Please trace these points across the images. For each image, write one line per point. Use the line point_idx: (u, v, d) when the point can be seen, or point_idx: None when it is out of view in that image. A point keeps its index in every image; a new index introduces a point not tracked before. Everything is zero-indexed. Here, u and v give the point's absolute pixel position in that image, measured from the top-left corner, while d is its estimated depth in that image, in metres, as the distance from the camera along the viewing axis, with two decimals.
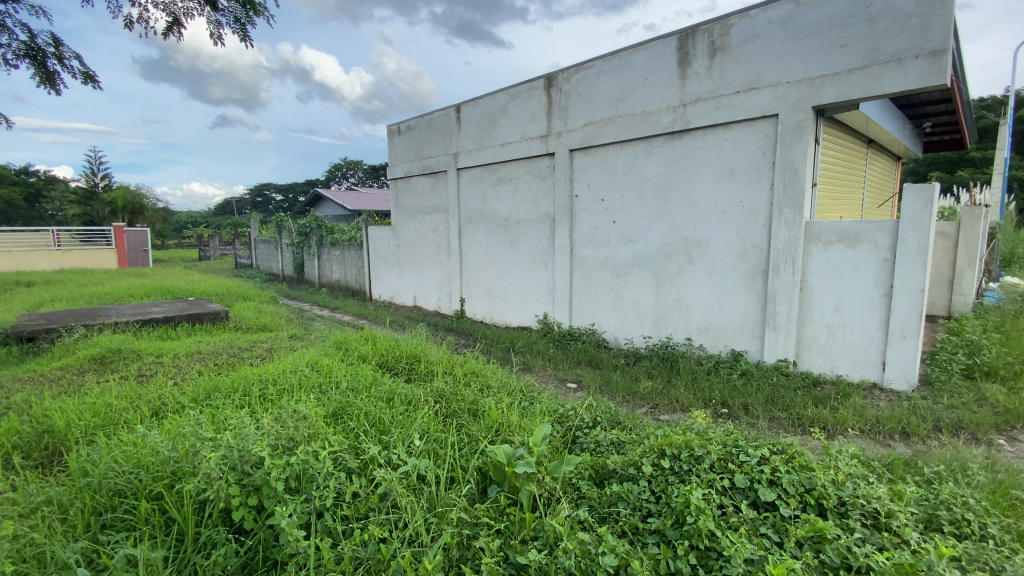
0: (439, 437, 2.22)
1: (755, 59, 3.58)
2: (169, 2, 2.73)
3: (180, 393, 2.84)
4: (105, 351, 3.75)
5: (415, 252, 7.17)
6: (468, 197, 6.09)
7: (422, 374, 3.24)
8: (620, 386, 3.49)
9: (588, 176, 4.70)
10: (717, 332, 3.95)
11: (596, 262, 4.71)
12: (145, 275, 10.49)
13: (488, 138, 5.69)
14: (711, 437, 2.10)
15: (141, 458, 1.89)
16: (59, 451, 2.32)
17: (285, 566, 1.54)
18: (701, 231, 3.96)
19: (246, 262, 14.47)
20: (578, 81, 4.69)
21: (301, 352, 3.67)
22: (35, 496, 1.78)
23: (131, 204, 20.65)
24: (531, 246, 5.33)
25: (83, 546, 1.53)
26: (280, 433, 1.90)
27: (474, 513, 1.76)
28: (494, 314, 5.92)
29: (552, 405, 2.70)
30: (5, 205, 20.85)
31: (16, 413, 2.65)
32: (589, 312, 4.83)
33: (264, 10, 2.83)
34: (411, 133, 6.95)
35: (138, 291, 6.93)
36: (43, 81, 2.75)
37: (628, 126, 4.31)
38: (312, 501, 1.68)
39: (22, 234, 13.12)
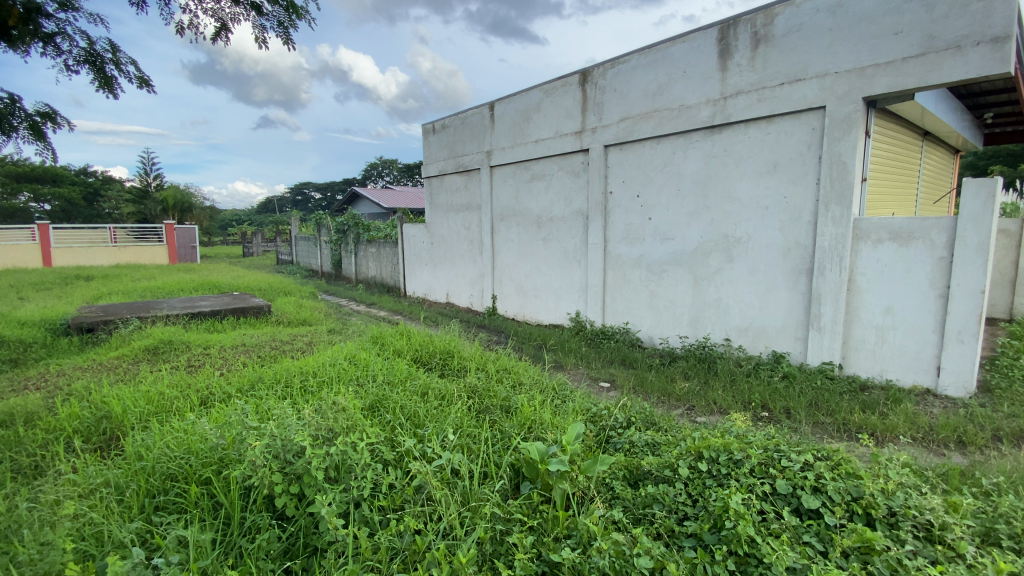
0: (472, 432, 2.24)
1: (800, 50, 3.44)
2: (217, 8, 2.83)
3: (226, 383, 2.98)
4: (158, 342, 3.96)
5: (448, 249, 7.24)
6: (501, 194, 6.10)
7: (455, 369, 3.27)
8: (655, 387, 3.43)
9: (623, 172, 4.63)
10: (758, 332, 3.83)
11: (631, 259, 4.63)
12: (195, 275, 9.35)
13: (522, 135, 5.67)
14: (752, 441, 2.04)
15: (191, 445, 1.99)
16: (116, 436, 2.45)
17: (325, 553, 1.58)
18: (742, 229, 3.84)
19: (287, 259, 15.01)
20: (614, 75, 4.62)
21: (339, 346, 3.78)
22: (95, 478, 1.89)
23: (182, 203, 21.75)
24: (563, 244, 5.30)
25: (138, 527, 1.61)
26: (322, 423, 1.96)
27: (507, 509, 1.76)
28: (525, 312, 5.92)
29: (584, 404, 2.67)
30: (67, 204, 22.24)
31: (78, 399, 2.82)
32: (623, 311, 4.76)
33: (306, 13, 2.90)
34: (446, 131, 7.02)
35: (186, 286, 7.28)
36: (103, 85, 2.88)
37: (665, 121, 4.22)
38: (351, 491, 1.72)
39: (82, 230, 13.96)
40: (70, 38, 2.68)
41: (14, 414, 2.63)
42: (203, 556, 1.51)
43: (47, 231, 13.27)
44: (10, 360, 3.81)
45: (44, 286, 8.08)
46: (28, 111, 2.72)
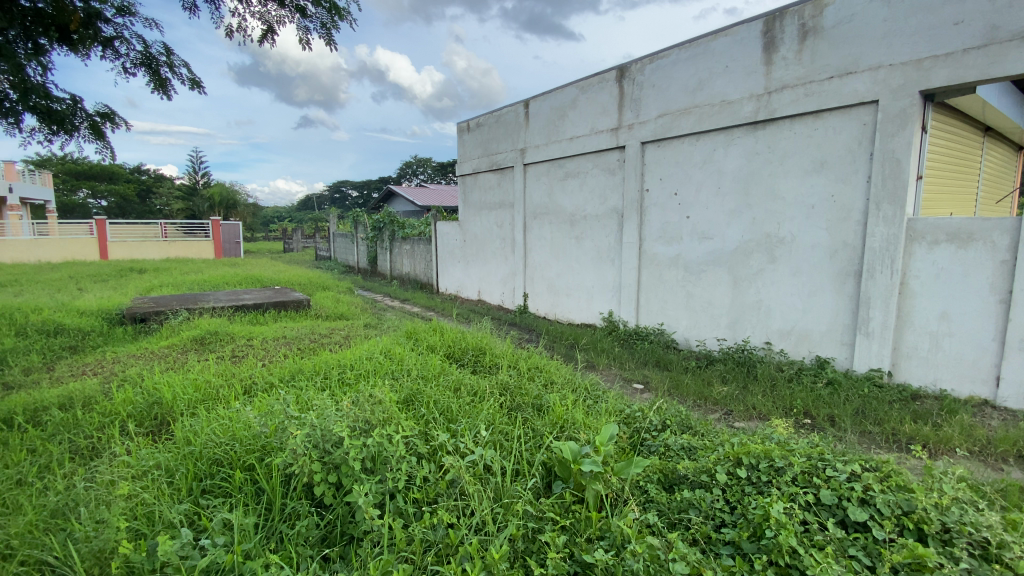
0: (504, 429, 2.24)
1: (852, 42, 3.29)
2: (264, 11, 2.92)
3: (268, 373, 3.08)
4: (204, 333, 4.14)
5: (481, 247, 7.27)
6: (534, 192, 6.08)
7: (487, 366, 3.29)
8: (690, 390, 3.35)
9: (661, 169, 4.54)
10: (801, 336, 3.69)
11: (667, 258, 4.54)
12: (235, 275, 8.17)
13: (556, 132, 5.64)
14: (794, 449, 1.96)
15: (236, 432, 2.07)
16: (166, 421, 2.57)
17: (361, 542, 1.61)
18: (786, 228, 3.70)
19: (325, 255, 15.45)
20: (653, 71, 4.54)
21: (375, 340, 3.85)
22: (146, 460, 1.99)
23: (228, 200, 22.68)
24: (597, 242, 5.24)
25: (186, 509, 1.68)
26: (359, 415, 2.01)
27: (539, 507, 1.76)
28: (557, 311, 5.89)
29: (618, 405, 2.63)
30: (122, 201, 23.55)
31: (131, 385, 2.98)
32: (658, 311, 4.67)
33: (348, 14, 2.96)
34: (480, 129, 7.05)
35: (230, 279, 7.59)
36: (158, 88, 3.02)
37: (705, 117, 4.11)
38: (386, 482, 1.75)
39: (137, 225, 14.74)
40: (127, 42, 2.82)
41: (74, 398, 2.80)
42: (247, 539, 1.56)
43: (105, 227, 14.10)
44: (71, 347, 4.05)
45: (102, 278, 8.59)
46: (89, 111, 2.88)
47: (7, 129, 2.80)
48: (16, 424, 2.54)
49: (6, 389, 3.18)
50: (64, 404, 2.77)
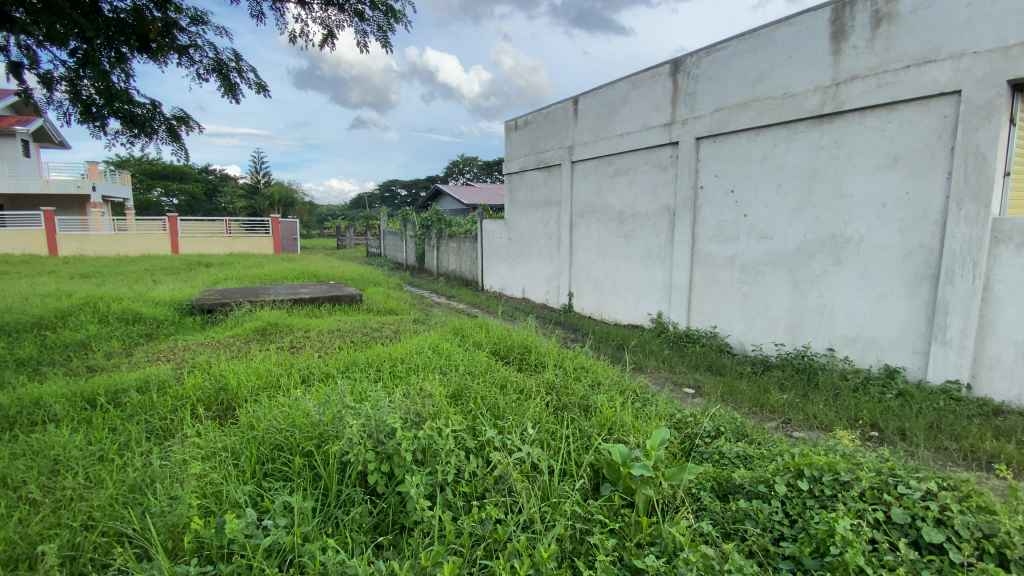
0: (551, 428, 2.23)
1: (931, 28, 3.06)
2: (325, 16, 3.04)
3: (324, 364, 3.22)
4: (266, 324, 4.36)
5: (527, 245, 7.27)
6: (582, 190, 6.02)
7: (532, 364, 3.28)
8: (745, 396, 3.22)
9: (716, 165, 4.38)
10: (867, 343, 3.47)
11: (721, 258, 4.38)
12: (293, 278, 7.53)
13: (606, 128, 5.56)
14: (862, 463, 1.85)
15: (295, 420, 2.17)
16: (232, 406, 2.73)
17: (411, 532, 1.65)
18: (853, 228, 3.49)
19: (375, 252, 15.94)
20: (709, 63, 4.38)
21: (424, 335, 3.93)
22: (214, 443, 2.12)
23: (286, 199, 23.81)
24: (646, 241, 5.13)
25: (250, 490, 1.78)
26: (411, 407, 2.06)
27: (588, 508, 1.73)
28: (603, 311, 5.81)
29: (668, 409, 2.56)
30: (191, 200, 25.20)
31: (200, 371, 3.19)
32: (710, 314, 4.52)
33: (403, 16, 3.03)
34: (528, 127, 7.05)
35: (288, 274, 7.96)
36: (227, 91, 3.20)
37: (766, 111, 3.94)
38: (436, 474, 1.78)
39: (204, 222, 15.71)
40: (201, 49, 3.01)
41: (149, 381, 3.02)
42: (305, 522, 1.63)
43: (176, 224, 15.15)
44: (147, 334, 4.37)
45: (173, 270, 9.21)
46: (166, 115, 3.08)
47: (94, 131, 3.05)
48: (100, 404, 2.77)
49: (92, 371, 3.47)
50: (141, 387, 2.99)
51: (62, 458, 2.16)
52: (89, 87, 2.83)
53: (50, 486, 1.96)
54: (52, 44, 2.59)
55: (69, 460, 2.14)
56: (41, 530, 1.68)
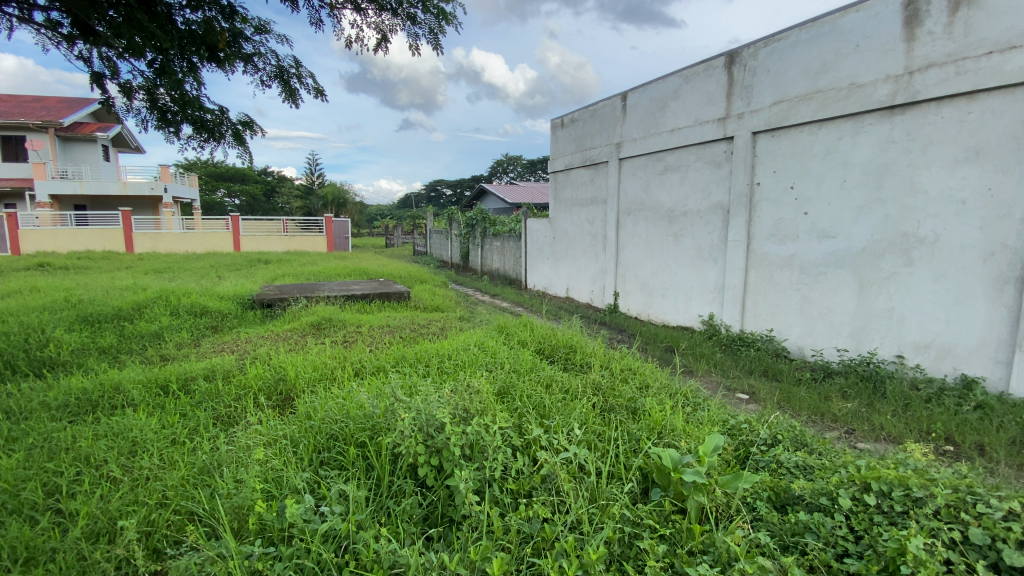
0: (598, 429, 2.21)
1: (1019, 9, 2.81)
2: (379, 21, 3.13)
3: (375, 358, 3.32)
4: (321, 319, 4.55)
5: (571, 243, 7.22)
6: (630, 188, 5.91)
7: (578, 364, 3.26)
8: (803, 403, 3.08)
9: (775, 161, 4.20)
10: (941, 350, 3.23)
11: (778, 258, 4.19)
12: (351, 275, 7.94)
13: (656, 124, 5.44)
14: (936, 478, 1.72)
15: (350, 411, 2.26)
16: (290, 396, 2.87)
17: (460, 525, 1.68)
18: (927, 227, 3.25)
19: (422, 251, 16.28)
20: (768, 55, 4.20)
21: (469, 333, 3.99)
22: (275, 431, 2.24)
23: (338, 199, 24.72)
24: (697, 240, 4.98)
25: (308, 477, 1.86)
26: (459, 403, 2.10)
27: (637, 512, 1.70)
28: (650, 311, 5.69)
29: (721, 415, 2.48)
30: (251, 200, 26.62)
31: (261, 362, 3.37)
32: (767, 316, 4.34)
33: (454, 18, 3.08)
34: (575, 125, 7.00)
35: (340, 271, 8.26)
36: (288, 96, 3.35)
37: (829, 103, 3.73)
38: (484, 470, 1.80)
39: (262, 221, 16.56)
40: (265, 57, 3.16)
41: (215, 370, 3.22)
42: (359, 510, 1.69)
43: (237, 223, 16.04)
44: (213, 327, 4.66)
45: (235, 267, 9.76)
46: (233, 120, 3.27)
47: (169, 137, 3.27)
48: (172, 390, 2.98)
49: (164, 360, 3.73)
50: (208, 375, 3.19)
51: (139, 440, 2.34)
52: (164, 95, 3.04)
53: (129, 466, 2.12)
54: (132, 55, 2.80)
55: (145, 442, 2.32)
56: (120, 506, 1.82)
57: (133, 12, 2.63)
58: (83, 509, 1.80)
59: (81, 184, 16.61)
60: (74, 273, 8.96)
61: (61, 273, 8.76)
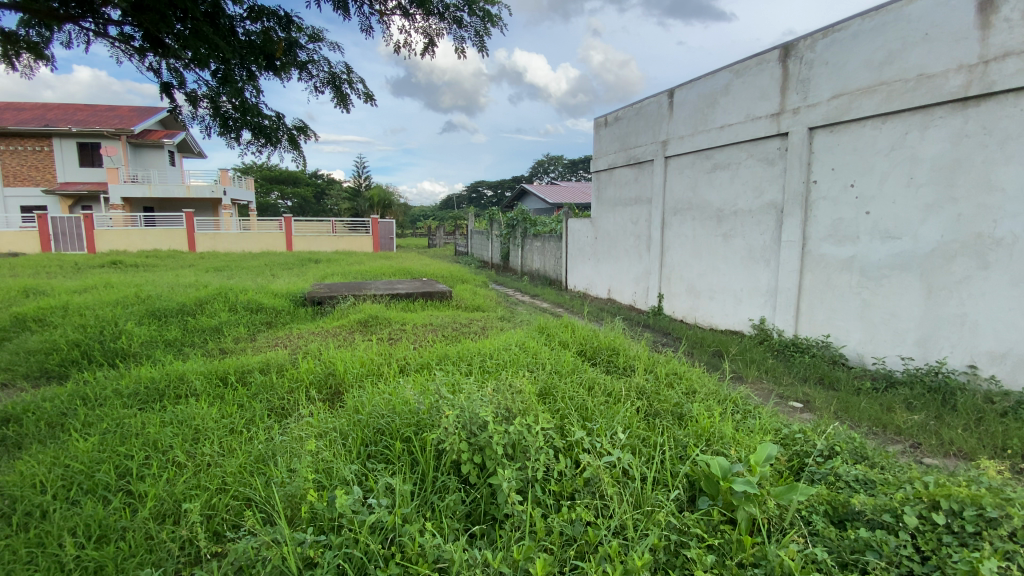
0: (643, 434, 2.17)
1: None
2: (427, 25, 3.19)
3: (419, 356, 3.39)
4: (367, 317, 4.69)
5: (614, 244, 7.12)
6: (676, 187, 5.77)
7: (621, 367, 3.20)
8: (863, 414, 2.91)
9: (833, 157, 3.99)
10: (1021, 361, 2.97)
11: (836, 260, 3.99)
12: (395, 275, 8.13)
13: (705, 121, 5.29)
14: (1015, 499, 1.58)
15: (396, 406, 2.32)
16: (339, 390, 2.98)
17: (503, 524, 1.69)
18: (1005, 228, 3.01)
19: (463, 251, 16.49)
20: (826, 46, 4.01)
21: (510, 333, 4.00)
22: (325, 424, 2.33)
23: (383, 201, 25.39)
24: (747, 240, 4.80)
25: (357, 469, 1.92)
26: (502, 402, 2.11)
27: (683, 520, 1.66)
28: (697, 314, 5.54)
29: (773, 423, 2.38)
30: (302, 202, 27.76)
31: (312, 357, 3.51)
32: (823, 321, 4.13)
33: (499, 20, 3.10)
34: (619, 124, 6.90)
35: (385, 270, 8.49)
36: (340, 101, 3.47)
37: (894, 95, 3.52)
38: (526, 470, 1.80)
39: (313, 222, 17.24)
40: (318, 65, 3.29)
41: (270, 364, 3.38)
42: (405, 503, 1.73)
43: (289, 224, 16.78)
44: (267, 323, 4.89)
45: (287, 266, 10.20)
46: (289, 126, 3.42)
47: (231, 142, 3.45)
48: (230, 382, 3.15)
49: (224, 353, 3.95)
50: (263, 368, 3.36)
51: (201, 428, 2.48)
52: (226, 103, 3.21)
53: (193, 452, 2.26)
54: (197, 66, 2.98)
55: (207, 430, 2.46)
56: (185, 490, 1.94)
57: (199, 25, 2.80)
58: (152, 491, 1.93)
59: (149, 187, 17.79)
60: (143, 270, 9.59)
61: (131, 271, 9.42)
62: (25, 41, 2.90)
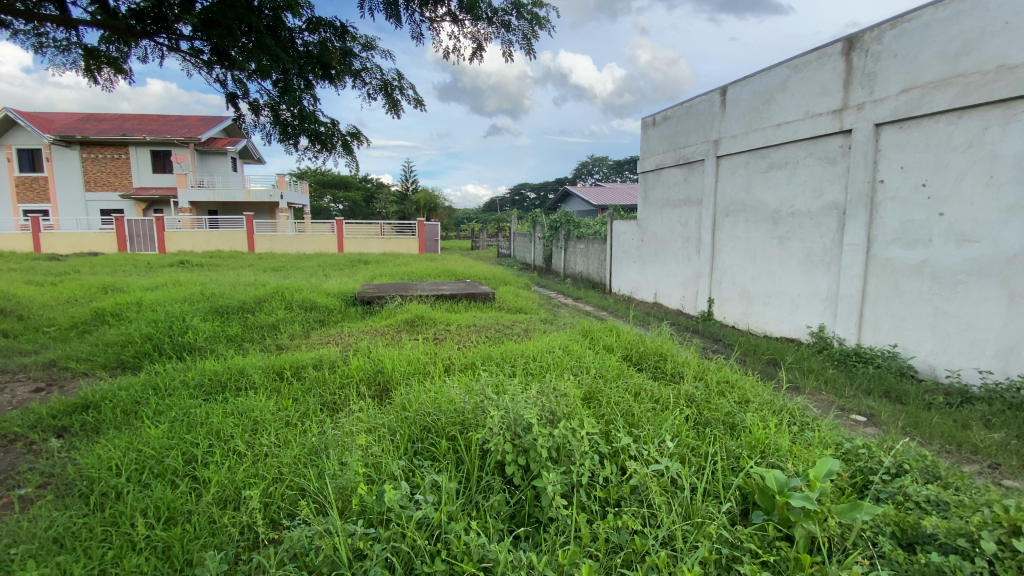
0: (692, 443, 2.11)
1: None
2: (476, 30, 3.24)
3: (463, 356, 3.44)
4: (413, 317, 4.79)
5: (661, 246, 6.97)
6: (728, 188, 5.58)
7: (668, 374, 3.12)
8: (935, 431, 2.71)
9: (902, 155, 3.73)
10: None
11: (905, 265, 3.73)
12: (439, 276, 8.30)
13: (760, 120, 5.09)
14: None
15: (441, 405, 2.36)
16: (387, 387, 3.07)
17: (547, 528, 1.69)
18: None
19: (506, 253, 16.60)
20: (894, 37, 3.77)
21: (553, 336, 3.99)
22: (374, 419, 2.41)
23: (429, 204, 25.92)
24: (805, 243, 4.58)
25: (404, 466, 1.97)
26: (546, 405, 2.11)
27: (736, 534, 1.60)
28: (750, 320, 5.33)
29: (833, 437, 2.25)
30: (352, 205, 28.79)
31: (361, 354, 3.63)
32: (889, 330, 3.87)
33: (547, 23, 3.11)
34: (668, 123, 6.75)
35: (430, 272, 8.65)
36: (391, 107, 3.57)
37: (972, 88, 3.27)
38: (571, 475, 1.79)
39: (362, 225, 17.84)
40: (371, 73, 3.41)
41: (323, 360, 3.53)
42: (451, 501, 1.76)
43: (340, 226, 17.44)
44: (320, 321, 5.10)
45: (337, 266, 10.59)
46: (343, 132, 3.55)
47: (290, 148, 3.63)
48: (287, 376, 3.31)
49: (280, 349, 4.15)
50: (316, 364, 3.51)
51: (259, 419, 2.62)
52: (285, 111, 3.38)
53: (252, 442, 2.38)
54: (259, 77, 3.15)
55: (264, 421, 2.59)
56: (244, 478, 2.05)
57: (262, 38, 2.95)
58: (215, 478, 2.05)
59: (213, 192, 18.98)
60: (207, 269, 10.23)
61: (197, 270, 10.05)
62: (106, 56, 3.19)
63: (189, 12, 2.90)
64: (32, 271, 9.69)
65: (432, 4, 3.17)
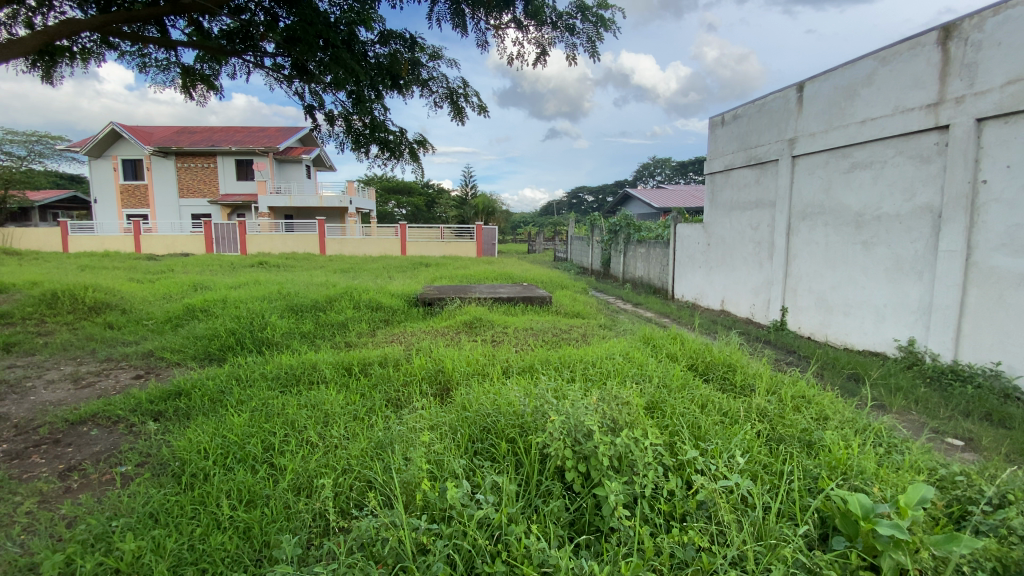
0: (764, 460, 2.00)
1: None
2: (540, 35, 3.26)
3: (521, 359, 3.46)
4: (472, 319, 4.89)
5: (729, 251, 6.66)
6: (805, 190, 5.26)
7: (737, 386, 2.97)
8: None
9: (1010, 152, 3.36)
10: None
11: (1012, 274, 3.34)
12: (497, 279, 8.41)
13: (841, 116, 4.75)
14: None
15: (501, 407, 2.40)
16: (447, 386, 3.15)
17: (608, 537, 1.66)
18: None
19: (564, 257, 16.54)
20: (1000, 23, 3.40)
21: (613, 341, 3.92)
22: (436, 417, 2.48)
23: (488, 208, 26.32)
24: (894, 248, 4.22)
25: (465, 465, 2.01)
26: (607, 413, 2.07)
27: (814, 559, 1.50)
28: (828, 331, 4.98)
29: (925, 462, 2.05)
30: (415, 210, 29.80)
31: (423, 354, 3.75)
32: (993, 345, 3.48)
33: (612, 24, 3.08)
34: (738, 123, 6.46)
35: (489, 275, 8.77)
36: (456, 114, 3.67)
37: None
38: (634, 485, 1.75)
39: (424, 229, 18.42)
40: (438, 81, 3.52)
41: (388, 358, 3.67)
42: (511, 503, 1.77)
43: (404, 230, 18.11)
44: (384, 320, 5.32)
45: (401, 269, 10.98)
46: (410, 140, 3.69)
47: (361, 156, 3.81)
48: (354, 372, 3.48)
49: (348, 346, 4.37)
50: (381, 362, 3.66)
51: (330, 412, 2.77)
52: (358, 121, 3.56)
53: (323, 434, 2.53)
54: (335, 90, 3.35)
55: (334, 414, 2.74)
56: (316, 467, 2.18)
57: (337, 52, 3.14)
58: (290, 466, 2.19)
59: (289, 198, 20.32)
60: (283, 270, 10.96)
61: (274, 271, 10.79)
62: (200, 73, 3.51)
63: (274, 32, 3.14)
64: (135, 270, 10.77)
65: (497, 12, 3.23)
